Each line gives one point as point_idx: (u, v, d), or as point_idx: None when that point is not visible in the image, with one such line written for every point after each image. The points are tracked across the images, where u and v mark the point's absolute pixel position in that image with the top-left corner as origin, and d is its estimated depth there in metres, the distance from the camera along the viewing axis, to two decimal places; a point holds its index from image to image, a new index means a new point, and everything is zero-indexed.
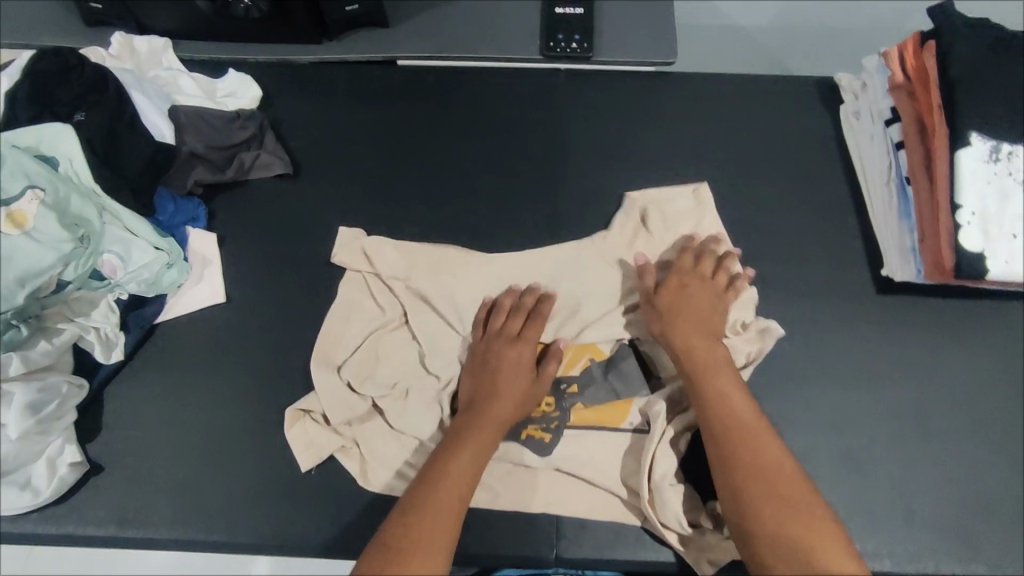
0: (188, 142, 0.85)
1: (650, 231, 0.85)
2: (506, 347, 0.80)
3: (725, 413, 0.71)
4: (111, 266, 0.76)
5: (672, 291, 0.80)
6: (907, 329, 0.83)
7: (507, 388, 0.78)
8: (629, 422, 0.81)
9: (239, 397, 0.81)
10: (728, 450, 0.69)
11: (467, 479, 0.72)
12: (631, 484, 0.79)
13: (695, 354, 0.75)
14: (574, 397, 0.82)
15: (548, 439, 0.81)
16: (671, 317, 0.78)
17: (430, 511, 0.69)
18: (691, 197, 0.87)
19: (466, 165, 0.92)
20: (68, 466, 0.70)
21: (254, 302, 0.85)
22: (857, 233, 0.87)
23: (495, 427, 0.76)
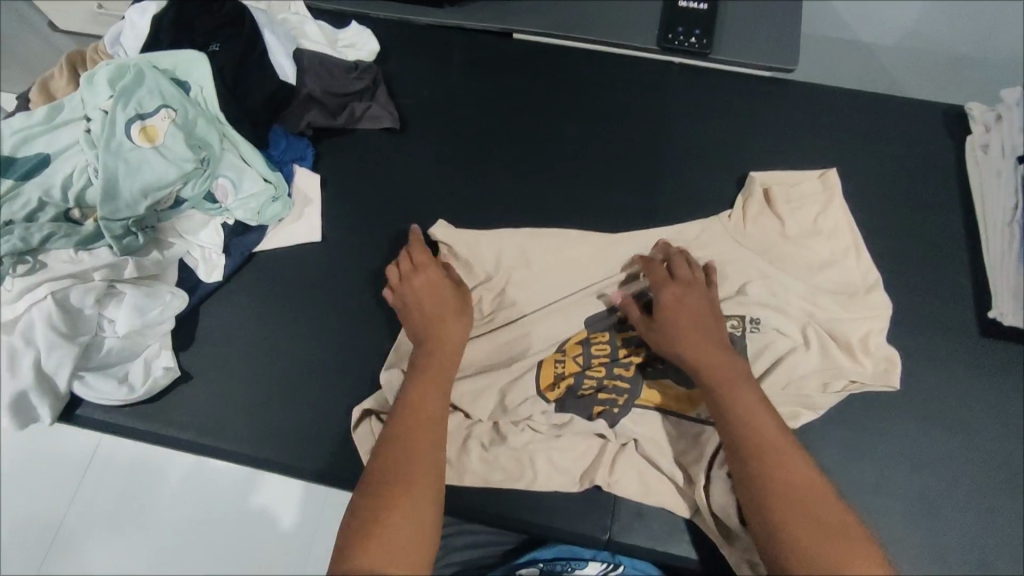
0: (308, 85, 0.88)
1: (778, 211, 0.82)
2: (414, 283, 0.75)
3: (750, 432, 0.63)
4: (224, 190, 0.80)
5: (669, 299, 0.72)
6: (1012, 376, 0.76)
7: (435, 324, 0.73)
8: (698, 412, 0.74)
9: (318, 328, 0.80)
10: (755, 471, 0.61)
11: (434, 414, 0.67)
12: (689, 472, 0.72)
13: (704, 369, 0.68)
14: (653, 372, 0.77)
15: (617, 410, 0.75)
16: (674, 327, 0.71)
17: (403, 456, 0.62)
18: (819, 182, 0.84)
19: (564, 140, 0.91)
20: (162, 370, 0.76)
21: (345, 243, 0.85)
22: (967, 269, 0.81)
23: (443, 365, 0.71)
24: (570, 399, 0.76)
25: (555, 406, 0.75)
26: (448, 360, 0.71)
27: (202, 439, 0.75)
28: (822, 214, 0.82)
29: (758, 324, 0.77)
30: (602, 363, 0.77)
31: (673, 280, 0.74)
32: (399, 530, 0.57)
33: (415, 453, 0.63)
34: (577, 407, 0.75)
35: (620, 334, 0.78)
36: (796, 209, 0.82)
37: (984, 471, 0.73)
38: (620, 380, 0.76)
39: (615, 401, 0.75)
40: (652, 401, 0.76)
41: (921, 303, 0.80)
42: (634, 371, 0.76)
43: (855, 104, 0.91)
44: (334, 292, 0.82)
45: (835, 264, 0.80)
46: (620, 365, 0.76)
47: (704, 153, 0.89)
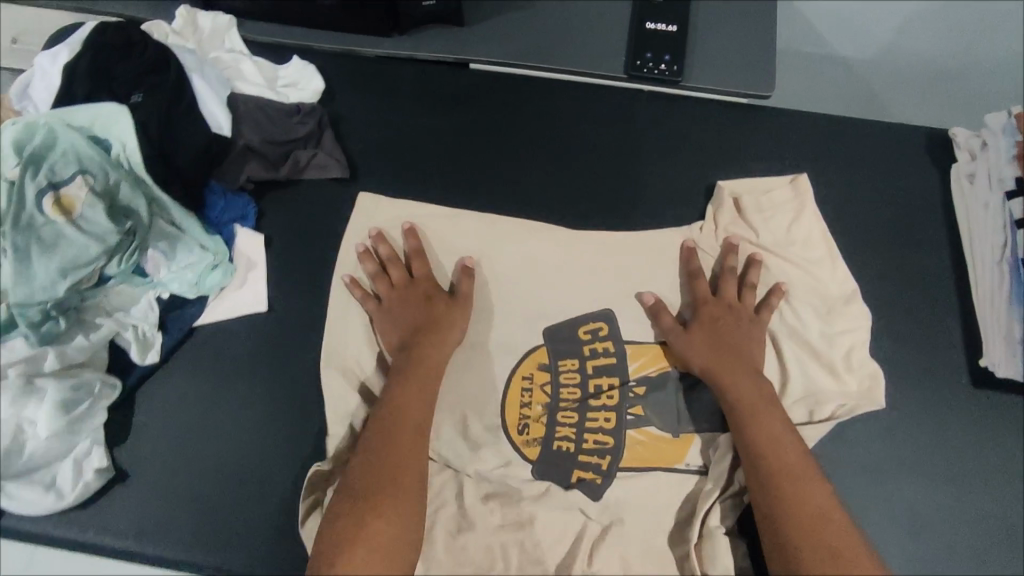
0: (245, 134, 0.80)
1: (747, 220, 0.79)
2: (413, 294, 0.76)
3: (772, 455, 0.67)
4: (155, 262, 0.73)
5: (708, 317, 0.75)
6: (1000, 427, 0.74)
7: (432, 325, 0.74)
8: (686, 463, 0.74)
9: (271, 414, 0.74)
10: (773, 490, 0.66)
11: (425, 412, 0.69)
12: (683, 528, 0.72)
13: (744, 394, 0.71)
14: (636, 420, 0.75)
15: (599, 481, 0.73)
16: (711, 343, 0.73)
17: (398, 455, 0.66)
18: (790, 187, 0.81)
19: (530, 183, 0.84)
20: (93, 472, 0.69)
21: (294, 313, 0.78)
22: (957, 311, 0.77)
23: (434, 362, 0.72)
24: (551, 460, 0.74)
25: (538, 472, 0.74)
26: (438, 359, 0.73)
27: (138, 546, 0.69)
28: (794, 223, 0.79)
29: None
30: (577, 406, 0.75)
31: (716, 300, 0.76)
32: (385, 531, 0.62)
33: (404, 461, 0.66)
34: (560, 475, 0.74)
35: (592, 366, 0.76)
36: (763, 218, 0.79)
37: (970, 530, 0.72)
38: (602, 434, 0.74)
39: (598, 464, 0.74)
40: (636, 454, 0.74)
41: (908, 352, 0.76)
42: (615, 421, 0.75)
43: (836, 133, 0.86)
44: (287, 370, 0.75)
45: (821, 313, 0.76)
46: (596, 412, 0.75)
47: (680, 193, 0.83)
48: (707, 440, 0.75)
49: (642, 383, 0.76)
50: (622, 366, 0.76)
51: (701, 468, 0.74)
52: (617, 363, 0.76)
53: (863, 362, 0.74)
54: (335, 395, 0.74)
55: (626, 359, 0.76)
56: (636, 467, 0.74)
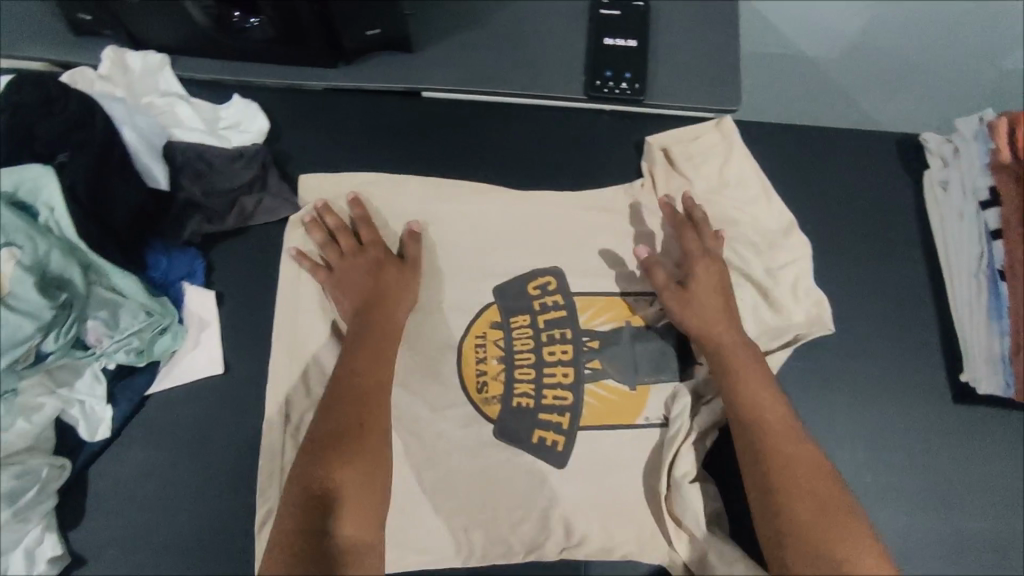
0: (184, 186, 0.76)
1: (681, 171, 0.79)
2: (362, 260, 0.74)
3: (755, 405, 0.65)
4: (96, 333, 0.67)
5: (693, 271, 0.72)
6: (986, 442, 0.72)
7: (377, 300, 0.72)
8: (645, 417, 0.72)
9: (235, 483, 0.71)
10: (755, 437, 0.64)
11: (380, 383, 0.67)
12: (652, 484, 0.70)
13: (725, 355, 0.68)
14: (594, 374, 0.73)
15: (561, 446, 0.71)
16: (697, 297, 0.71)
17: (354, 415, 0.65)
18: (717, 132, 0.80)
19: (486, 213, 0.79)
20: (46, 562, 0.65)
21: (252, 373, 0.74)
22: (935, 326, 0.76)
23: (388, 326, 0.71)
24: (508, 420, 0.71)
25: (499, 433, 0.71)
26: (380, 329, 0.70)
27: None
28: (725, 166, 0.79)
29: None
30: (533, 362, 0.73)
31: (701, 255, 0.73)
32: (350, 482, 0.61)
33: (371, 421, 0.65)
34: (520, 435, 0.71)
35: (543, 319, 0.74)
36: (696, 167, 0.79)
37: (963, 552, 0.70)
38: (561, 390, 0.72)
39: (561, 423, 0.71)
40: (597, 412, 0.72)
41: (888, 371, 0.74)
42: (573, 376, 0.73)
43: (805, 145, 0.83)
44: (248, 435, 0.72)
45: (760, 251, 0.77)
46: (551, 367, 0.73)
47: (647, 217, 0.79)
48: (668, 387, 0.73)
49: (597, 336, 0.74)
50: (575, 319, 0.74)
51: (664, 418, 0.72)
52: (567, 316, 0.75)
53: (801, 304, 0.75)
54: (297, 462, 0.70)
55: (579, 313, 0.75)
56: (598, 425, 0.71)
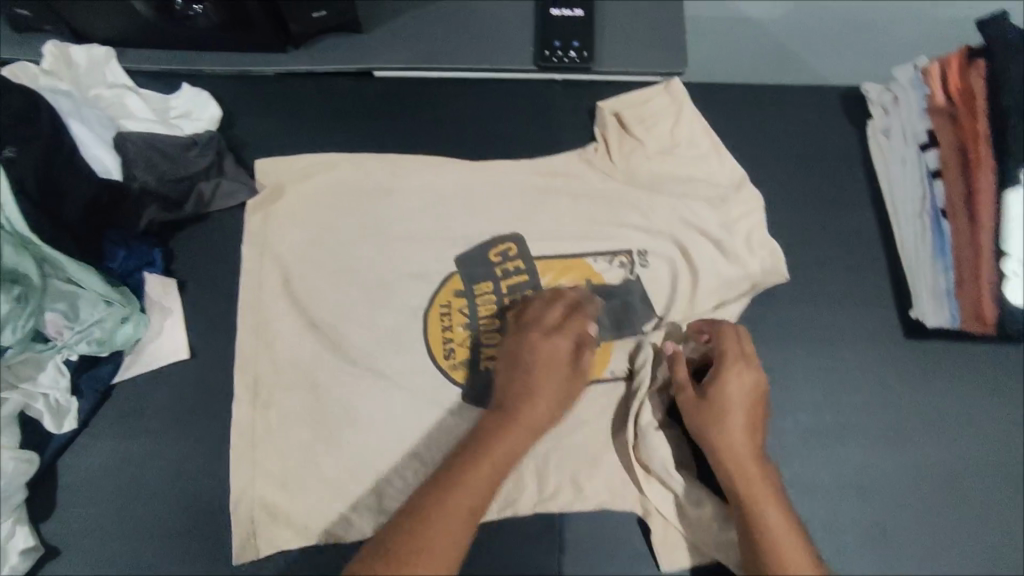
0: (139, 177, 0.75)
1: (634, 134, 0.80)
2: (545, 343, 0.68)
3: (774, 529, 0.61)
4: (56, 324, 0.68)
5: (720, 382, 0.67)
6: (938, 375, 0.74)
7: (520, 419, 0.65)
8: (610, 371, 0.73)
9: (205, 465, 0.70)
10: (764, 559, 0.60)
11: (478, 495, 0.61)
12: (619, 434, 0.71)
13: (740, 465, 0.64)
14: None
15: None
16: (726, 410, 0.66)
17: (437, 528, 0.58)
18: (666, 94, 0.81)
19: (443, 185, 0.80)
20: (19, 554, 0.65)
21: (218, 355, 0.74)
22: (884, 268, 0.78)
23: (523, 415, 0.65)
24: (476, 384, 0.72)
25: (468, 396, 0.72)
26: (523, 440, 0.65)
27: None
28: (676, 126, 0.80)
29: (646, 258, 0.77)
30: (498, 326, 0.75)
31: (732, 364, 0.68)
32: None
33: (449, 525, 0.59)
34: (488, 397, 0.72)
35: (506, 284, 0.76)
36: (648, 130, 0.80)
37: (921, 480, 0.72)
38: None
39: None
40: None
41: (841, 313, 0.76)
42: None
43: (753, 103, 0.85)
44: (216, 417, 0.72)
45: (715, 206, 0.78)
46: None
47: (602, 180, 0.80)
48: (629, 342, 0.74)
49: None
50: (536, 282, 0.76)
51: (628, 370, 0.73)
52: (529, 279, 0.76)
53: (755, 255, 0.77)
54: (267, 436, 0.70)
55: (539, 276, 0.77)
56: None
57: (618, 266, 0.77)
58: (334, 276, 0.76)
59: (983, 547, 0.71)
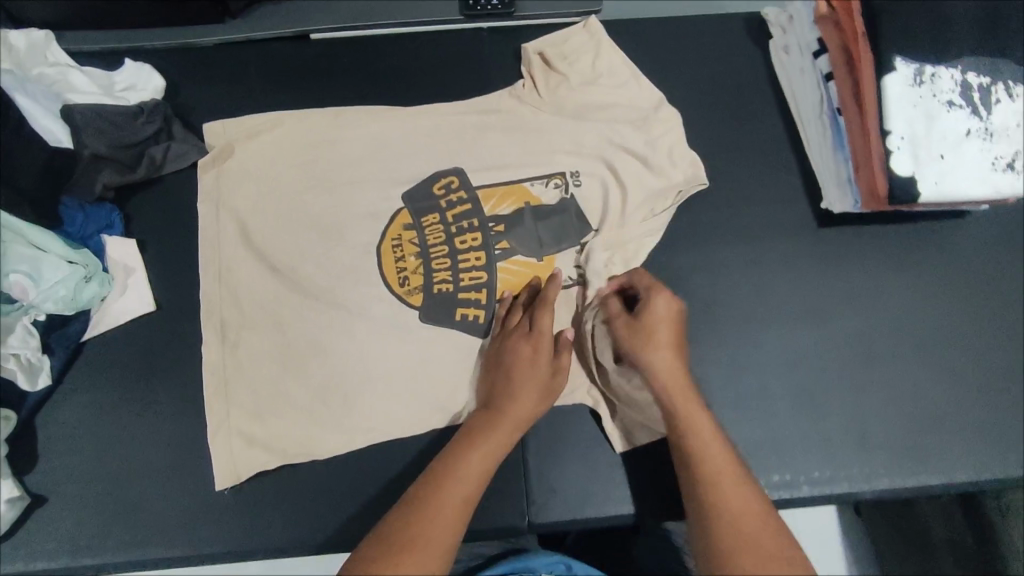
0: (88, 143, 0.77)
1: (557, 68, 0.86)
2: (524, 343, 0.73)
3: (710, 447, 0.64)
4: (21, 287, 0.69)
5: (651, 310, 0.71)
6: (852, 255, 0.81)
7: (507, 415, 0.69)
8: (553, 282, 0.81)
9: (178, 406, 0.74)
10: (702, 482, 0.62)
11: (472, 484, 0.65)
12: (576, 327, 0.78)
13: (676, 385, 0.67)
14: (504, 254, 0.81)
15: (483, 319, 0.79)
16: (660, 332, 0.70)
17: (433, 513, 0.62)
18: (585, 32, 0.87)
19: (383, 129, 0.85)
20: (5, 503, 0.66)
21: (183, 306, 0.78)
22: (795, 168, 0.85)
23: (504, 416, 0.69)
24: (432, 305, 0.78)
25: (425, 317, 0.78)
26: (510, 436, 0.69)
27: (77, 560, 0.69)
28: (597, 59, 0.86)
29: (579, 177, 0.83)
30: (448, 252, 0.80)
31: (658, 291, 0.72)
32: None
33: (438, 512, 0.62)
34: (443, 316, 0.78)
35: (451, 214, 0.81)
36: (569, 63, 0.86)
37: (845, 349, 0.77)
38: (476, 271, 0.80)
39: (479, 300, 0.79)
40: (512, 282, 0.81)
41: (759, 211, 0.83)
42: (485, 258, 0.80)
43: (666, 33, 0.92)
44: (186, 362, 0.76)
45: (637, 126, 0.85)
46: (465, 254, 0.80)
47: (531, 112, 0.86)
48: (571, 252, 0.81)
49: (502, 221, 0.82)
50: (480, 209, 0.82)
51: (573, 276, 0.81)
52: (472, 207, 0.82)
53: (677, 166, 0.83)
54: (236, 373, 0.74)
55: (483, 203, 0.82)
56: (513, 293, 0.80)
57: (554, 187, 0.83)
58: (285, 221, 0.80)
59: (907, 403, 0.76)
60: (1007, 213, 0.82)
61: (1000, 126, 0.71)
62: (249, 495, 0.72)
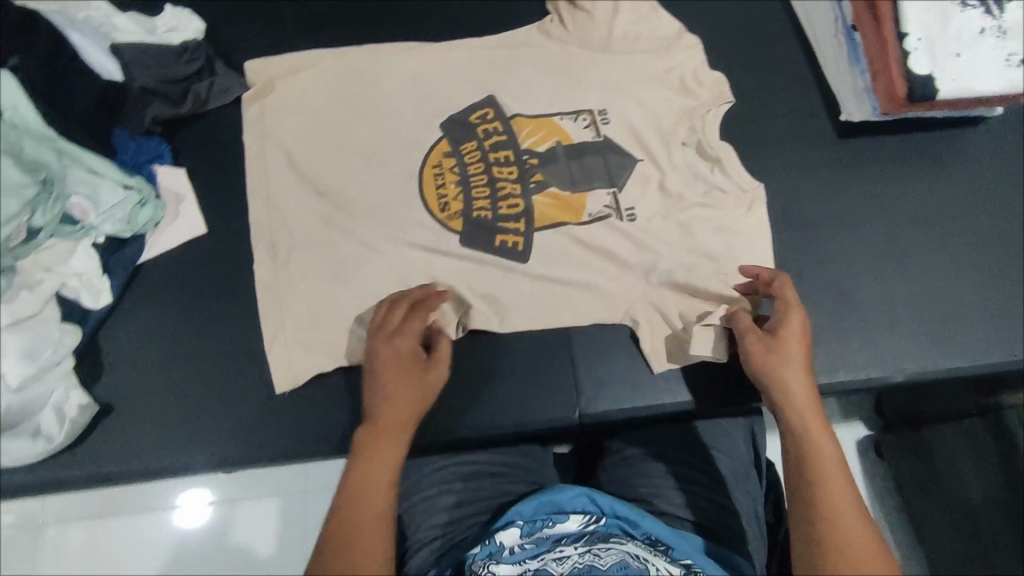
0: (138, 78, 0.81)
1: None
2: (388, 345, 0.69)
3: (829, 482, 0.61)
4: (81, 209, 0.73)
5: (795, 325, 0.69)
6: (873, 162, 0.85)
7: (393, 423, 0.66)
8: (586, 216, 0.81)
9: (238, 320, 0.78)
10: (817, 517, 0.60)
11: (383, 499, 0.63)
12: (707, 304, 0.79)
13: (801, 411, 0.66)
14: (539, 186, 0.82)
15: (522, 246, 0.80)
16: (795, 351, 0.68)
17: (349, 541, 0.59)
18: None
19: (417, 61, 0.88)
20: (78, 409, 0.71)
21: (235, 230, 0.81)
22: (813, 85, 0.89)
23: (393, 424, 0.66)
24: (472, 230, 0.80)
25: (467, 241, 0.80)
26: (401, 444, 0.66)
27: (147, 463, 0.73)
28: None
29: (607, 115, 0.85)
30: (486, 180, 0.82)
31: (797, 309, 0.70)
32: None
33: (359, 542, 0.59)
34: (483, 241, 0.80)
35: (488, 143, 0.83)
36: None
37: (872, 249, 0.81)
38: (512, 199, 0.81)
39: (518, 227, 0.81)
40: (546, 215, 0.81)
41: (781, 125, 0.87)
42: (521, 190, 0.82)
43: None
44: (240, 281, 0.79)
45: (660, 50, 0.88)
46: (502, 183, 0.82)
47: (558, 41, 0.89)
48: (602, 190, 0.82)
49: (536, 155, 0.83)
50: (515, 140, 0.84)
51: (603, 212, 0.82)
52: (508, 138, 0.84)
53: (701, 87, 0.87)
54: (290, 287, 0.77)
55: (517, 135, 0.84)
56: (546, 226, 0.81)
57: (583, 123, 0.85)
58: (329, 148, 0.83)
59: (935, 293, 0.80)
60: (1016, 117, 0.86)
61: (1013, 23, 0.75)
62: (309, 400, 0.76)
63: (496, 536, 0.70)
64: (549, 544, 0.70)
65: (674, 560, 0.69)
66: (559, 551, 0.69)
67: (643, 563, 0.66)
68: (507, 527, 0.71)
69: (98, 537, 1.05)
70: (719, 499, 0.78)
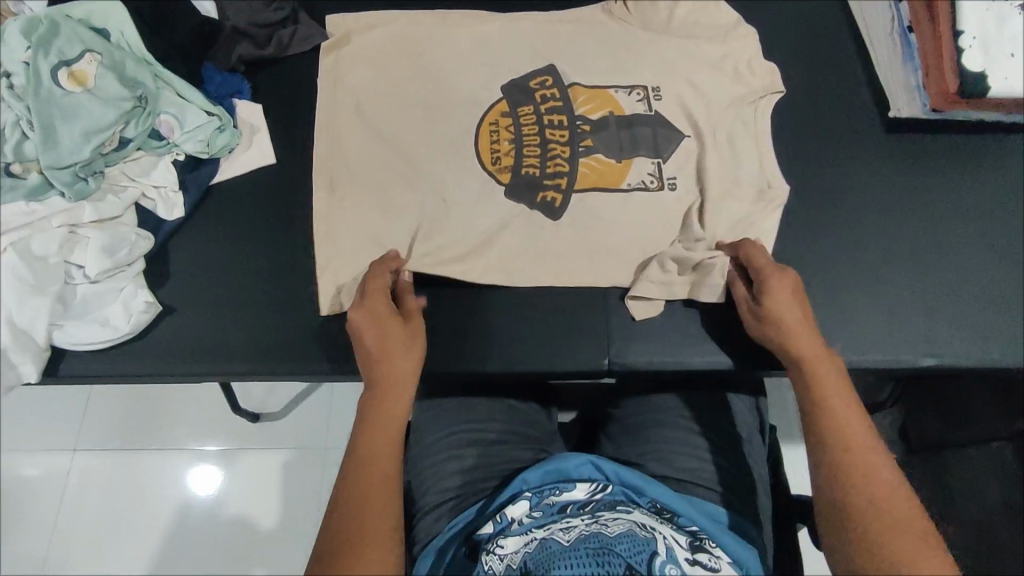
0: (231, 18, 0.86)
1: None
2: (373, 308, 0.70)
3: (838, 426, 0.64)
4: (168, 126, 0.78)
5: (778, 287, 0.71)
6: (917, 160, 0.87)
7: (390, 377, 0.68)
8: (627, 183, 0.85)
9: (295, 246, 0.83)
10: (836, 455, 0.62)
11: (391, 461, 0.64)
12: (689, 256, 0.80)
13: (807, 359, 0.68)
14: (587, 150, 0.86)
15: (559, 204, 0.84)
16: (786, 309, 0.70)
17: (366, 500, 0.61)
18: None
19: (484, 25, 0.92)
20: (143, 308, 0.76)
21: (301, 164, 0.87)
22: (865, 82, 0.91)
23: (390, 384, 0.68)
24: (518, 184, 0.84)
25: (510, 193, 0.84)
26: (399, 412, 0.67)
27: (198, 366, 0.78)
28: None
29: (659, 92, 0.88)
30: (539, 139, 0.86)
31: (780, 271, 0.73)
32: None
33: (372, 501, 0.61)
34: (527, 195, 0.84)
35: (545, 107, 0.88)
36: None
37: (910, 240, 0.83)
38: (560, 161, 0.85)
39: (559, 185, 0.84)
40: (590, 177, 0.85)
41: (828, 117, 0.89)
42: (570, 151, 0.86)
43: None
44: (300, 211, 0.85)
45: (719, 34, 0.91)
46: (553, 143, 0.86)
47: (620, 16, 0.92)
48: (647, 159, 0.86)
49: (589, 122, 0.87)
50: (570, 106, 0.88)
51: (647, 178, 0.85)
52: (563, 104, 0.88)
53: (755, 73, 0.90)
54: (347, 220, 0.82)
55: (573, 102, 0.88)
56: (589, 188, 0.84)
57: (636, 96, 0.88)
58: (394, 97, 0.88)
59: (968, 288, 0.82)
60: None
61: None
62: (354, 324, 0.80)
63: (504, 511, 0.68)
64: (555, 513, 0.68)
65: (681, 527, 0.67)
66: (565, 521, 0.66)
67: (651, 532, 0.64)
68: (517, 499, 0.68)
69: (127, 467, 1.16)
70: (731, 470, 0.76)
